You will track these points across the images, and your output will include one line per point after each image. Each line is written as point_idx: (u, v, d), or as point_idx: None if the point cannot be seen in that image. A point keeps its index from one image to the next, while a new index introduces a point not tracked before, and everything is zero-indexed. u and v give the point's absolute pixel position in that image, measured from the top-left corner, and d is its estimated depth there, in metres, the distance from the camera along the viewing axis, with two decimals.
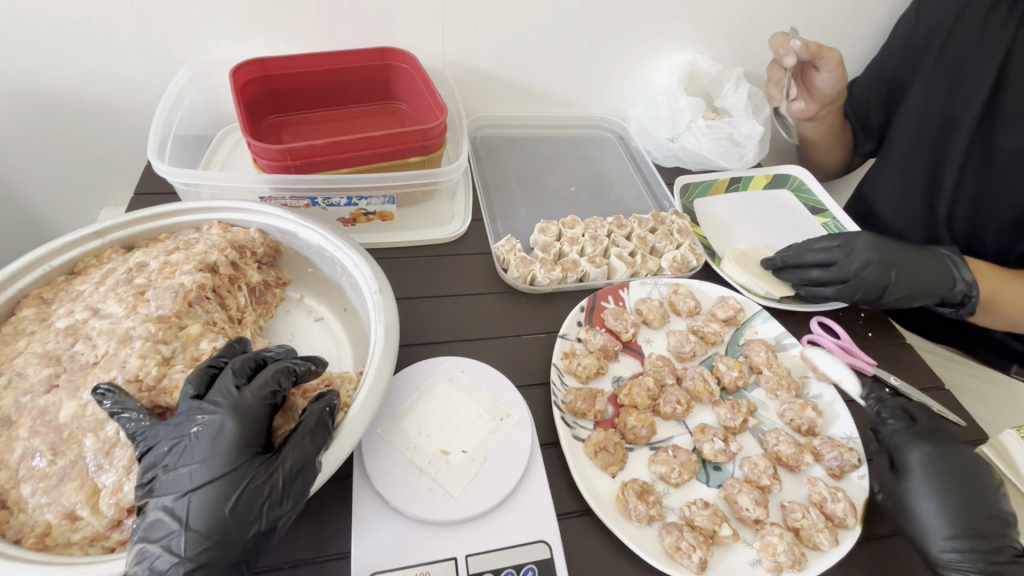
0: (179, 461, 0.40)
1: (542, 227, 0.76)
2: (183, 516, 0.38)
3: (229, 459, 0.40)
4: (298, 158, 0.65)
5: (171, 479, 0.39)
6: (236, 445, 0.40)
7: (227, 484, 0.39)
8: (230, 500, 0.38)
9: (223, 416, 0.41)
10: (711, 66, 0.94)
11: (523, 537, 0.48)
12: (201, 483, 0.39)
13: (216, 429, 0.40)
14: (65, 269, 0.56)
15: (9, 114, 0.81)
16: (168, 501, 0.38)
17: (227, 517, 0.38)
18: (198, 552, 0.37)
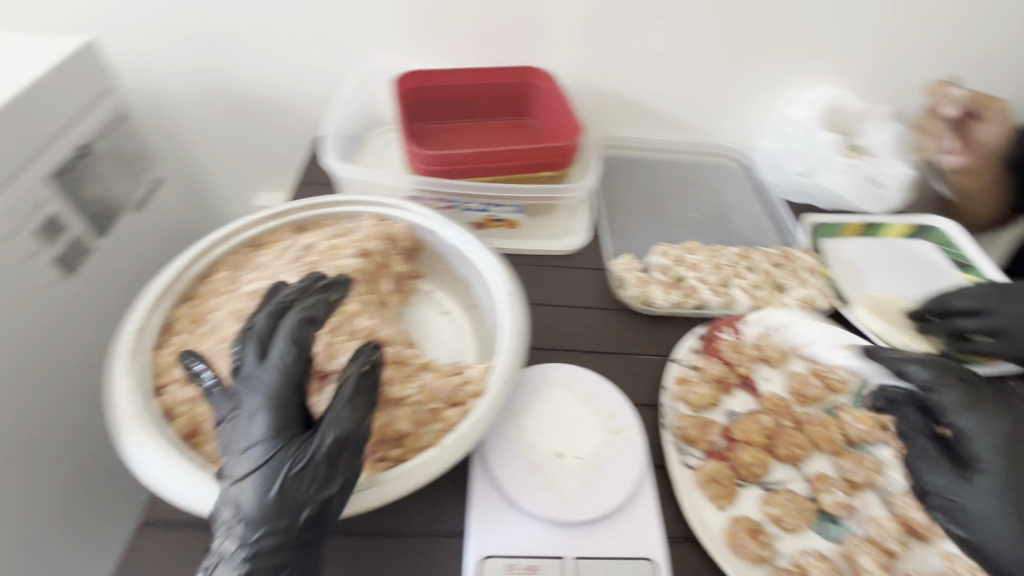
0: (233, 442, 0.42)
1: (663, 250, 0.77)
2: (245, 499, 0.40)
3: (274, 440, 0.41)
4: (448, 165, 0.71)
5: (231, 460, 0.42)
6: (276, 426, 0.42)
7: (273, 467, 0.41)
8: (278, 482, 0.40)
9: (263, 398, 0.42)
10: (855, 103, 0.90)
11: (629, 551, 0.49)
12: (255, 465, 0.41)
13: (259, 411, 0.42)
14: (251, 242, 0.65)
15: (208, 105, 0.96)
16: (228, 482, 0.41)
17: (280, 497, 0.40)
18: (265, 529, 0.40)
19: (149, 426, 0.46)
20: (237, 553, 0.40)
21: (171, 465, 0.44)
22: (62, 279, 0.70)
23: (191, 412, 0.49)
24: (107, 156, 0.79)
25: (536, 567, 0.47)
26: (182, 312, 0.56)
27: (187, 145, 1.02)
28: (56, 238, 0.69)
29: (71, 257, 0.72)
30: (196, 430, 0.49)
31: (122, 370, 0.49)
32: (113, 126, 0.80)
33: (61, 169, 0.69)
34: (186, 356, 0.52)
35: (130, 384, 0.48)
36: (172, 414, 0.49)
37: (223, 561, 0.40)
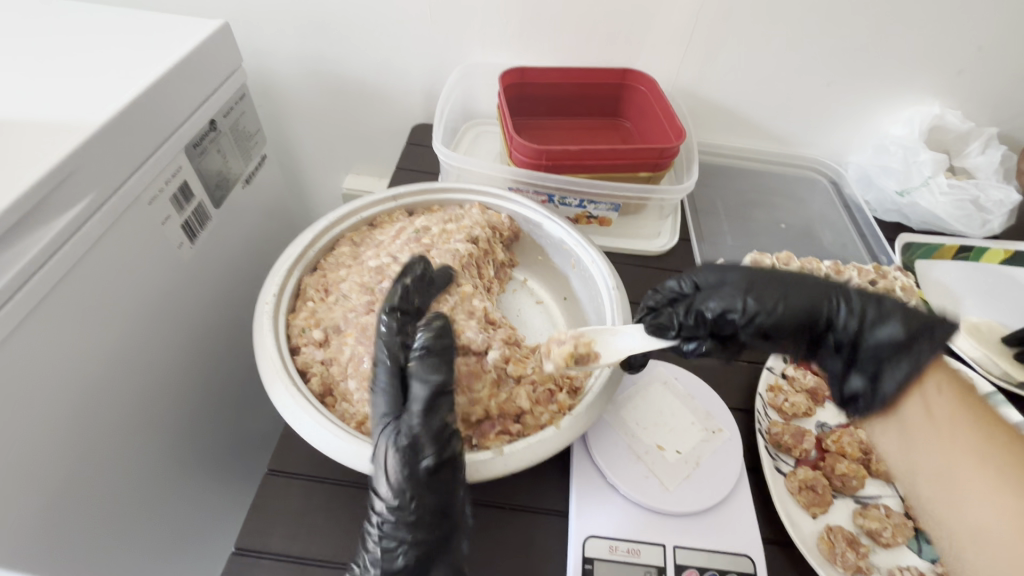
0: (395, 394, 0.47)
1: (756, 258, 0.77)
2: (404, 448, 0.45)
3: (433, 396, 0.46)
4: (551, 159, 0.73)
5: (394, 411, 0.47)
6: (435, 384, 0.47)
7: (432, 419, 0.46)
8: (435, 432, 0.45)
9: (422, 359, 0.47)
10: (962, 122, 0.87)
11: (727, 546, 0.50)
12: (415, 417, 0.45)
13: (419, 369, 0.47)
14: (367, 220, 0.69)
15: (313, 90, 1.00)
16: (388, 431, 0.46)
17: (436, 446, 0.45)
18: (422, 474, 0.45)
19: (292, 383, 0.50)
20: (401, 498, 0.44)
21: (314, 421, 0.47)
22: (187, 244, 0.76)
23: (324, 372, 0.52)
24: (227, 133, 0.85)
25: (638, 551, 0.49)
26: (311, 281, 0.60)
27: (290, 126, 1.08)
28: (186, 205, 0.75)
29: (195, 224, 0.78)
30: (328, 389, 0.52)
31: (265, 329, 0.53)
32: (236, 105, 0.85)
33: (194, 142, 0.75)
34: (318, 321, 0.56)
35: (273, 342, 0.52)
36: (307, 373, 0.52)
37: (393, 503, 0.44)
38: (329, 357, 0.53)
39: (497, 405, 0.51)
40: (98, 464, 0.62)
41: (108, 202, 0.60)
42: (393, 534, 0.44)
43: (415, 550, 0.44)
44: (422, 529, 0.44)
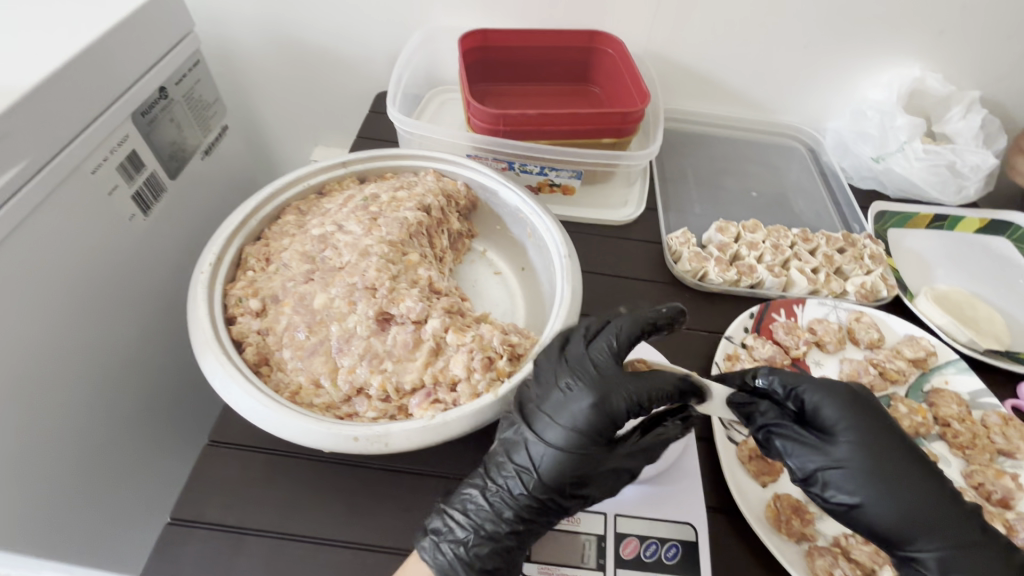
0: (540, 407, 0.46)
1: (721, 226, 0.75)
2: (522, 455, 0.45)
3: (582, 434, 0.44)
4: (508, 125, 0.71)
5: (529, 418, 0.46)
6: (578, 424, 0.44)
7: (564, 452, 0.44)
8: (563, 464, 0.44)
9: (589, 399, 0.45)
10: (943, 85, 0.84)
11: (669, 515, 0.50)
12: (547, 439, 0.45)
13: (573, 400, 0.45)
14: (316, 188, 0.67)
15: (273, 57, 0.97)
16: (516, 437, 0.46)
17: (560, 478, 0.44)
18: (533, 492, 0.45)
19: (223, 352, 0.48)
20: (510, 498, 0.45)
21: (242, 389, 0.46)
22: (141, 215, 0.73)
23: (260, 342, 0.51)
24: (181, 102, 0.81)
25: (578, 520, 0.49)
26: (252, 251, 0.58)
27: (252, 95, 1.04)
28: (136, 175, 0.72)
29: (149, 195, 0.74)
30: (264, 359, 0.51)
31: (199, 299, 0.52)
32: (189, 72, 0.82)
33: (143, 109, 0.71)
34: (256, 290, 0.54)
35: (207, 311, 0.51)
36: (243, 343, 0.51)
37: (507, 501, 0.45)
38: (265, 327, 0.52)
39: (432, 374, 0.49)
40: (55, 441, 0.60)
41: (45, 168, 0.57)
42: (474, 529, 0.45)
43: (493, 555, 0.45)
44: (507, 538, 0.45)
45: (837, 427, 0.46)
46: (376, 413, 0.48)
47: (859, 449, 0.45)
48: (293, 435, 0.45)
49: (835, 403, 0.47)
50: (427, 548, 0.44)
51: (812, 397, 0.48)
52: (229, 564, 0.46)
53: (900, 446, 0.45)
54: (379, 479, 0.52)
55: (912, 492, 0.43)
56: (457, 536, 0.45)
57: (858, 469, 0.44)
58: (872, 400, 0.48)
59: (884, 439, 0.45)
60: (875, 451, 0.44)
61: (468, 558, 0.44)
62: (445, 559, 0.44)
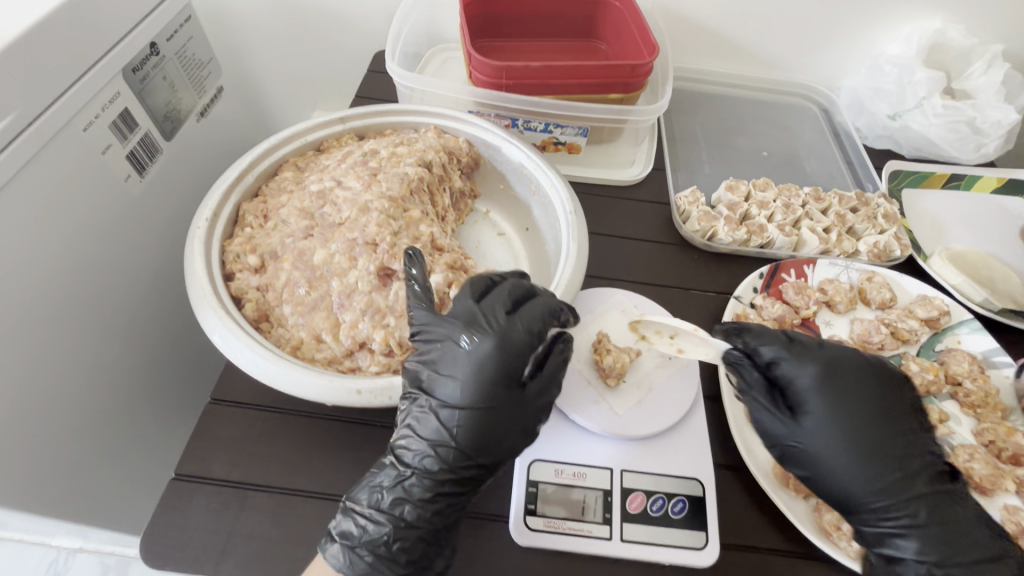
0: (439, 373, 0.44)
1: (731, 185, 0.73)
2: (434, 430, 0.43)
3: (480, 393, 0.43)
4: (512, 78, 0.68)
5: (434, 387, 0.43)
6: (480, 378, 0.43)
7: (475, 413, 0.42)
8: (478, 425, 0.42)
9: (489, 342, 0.43)
10: (966, 38, 0.80)
11: (676, 471, 0.49)
12: (455, 401, 0.43)
13: (468, 349, 0.43)
14: (314, 145, 0.65)
15: (267, 14, 0.93)
16: (423, 410, 0.44)
17: (476, 439, 0.42)
18: (453, 464, 0.43)
19: (221, 306, 0.48)
20: (410, 474, 0.43)
21: (242, 343, 0.46)
22: (136, 176, 0.71)
23: (259, 299, 0.51)
24: (174, 60, 0.78)
25: (584, 475, 0.49)
26: (250, 207, 0.56)
27: (247, 55, 1.01)
28: (130, 135, 0.69)
29: (143, 156, 0.73)
30: (264, 315, 0.50)
31: (196, 254, 0.50)
32: (181, 28, 0.78)
33: (134, 65, 0.68)
34: (255, 246, 0.53)
35: (204, 266, 0.50)
36: (242, 300, 0.51)
37: (417, 475, 0.43)
38: (264, 283, 0.51)
39: None
40: (50, 402, 0.60)
41: (34, 123, 0.55)
42: (391, 523, 0.42)
43: (419, 545, 0.42)
44: (427, 525, 0.43)
45: (806, 402, 0.46)
46: (379, 367, 0.48)
47: (824, 428, 0.45)
48: (295, 388, 0.44)
49: (810, 379, 0.46)
50: (339, 556, 0.41)
51: (789, 372, 0.47)
52: (234, 518, 0.46)
53: (870, 423, 0.45)
54: (383, 435, 0.51)
55: (865, 470, 0.43)
56: (372, 535, 0.42)
57: (818, 445, 0.45)
58: (851, 369, 0.47)
59: (852, 413, 0.45)
60: (840, 429, 0.44)
61: (390, 554, 0.42)
62: (364, 562, 0.42)
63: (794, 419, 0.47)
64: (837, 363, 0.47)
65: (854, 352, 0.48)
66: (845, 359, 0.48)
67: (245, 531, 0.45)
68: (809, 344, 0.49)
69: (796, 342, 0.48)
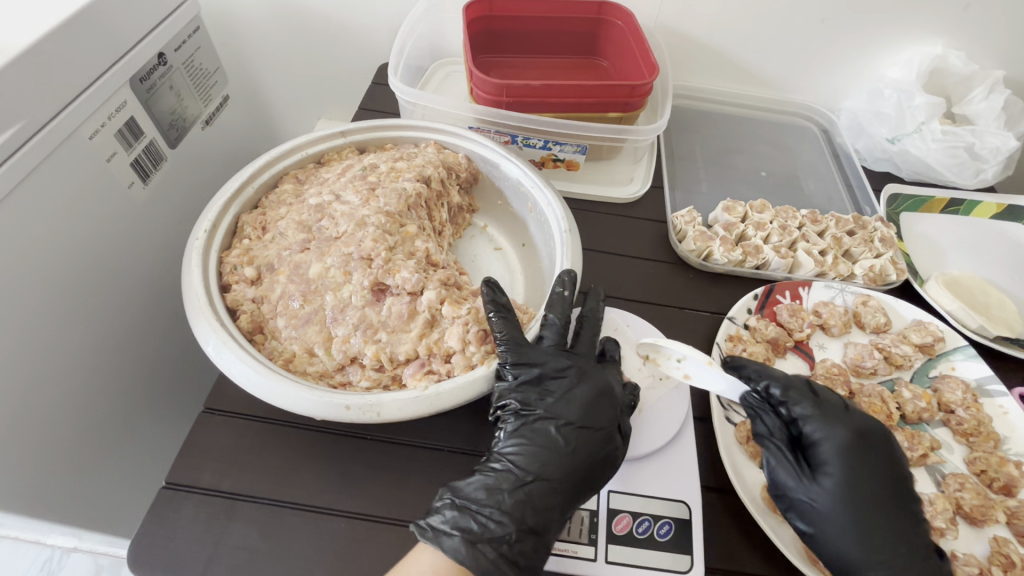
0: (557, 397, 0.49)
1: (728, 206, 0.73)
2: (541, 449, 0.47)
3: (596, 416, 0.49)
4: (512, 95, 0.69)
5: (540, 412, 0.48)
6: (592, 404, 0.49)
7: (587, 432, 0.48)
8: (588, 446, 0.47)
9: (599, 376, 0.51)
10: (966, 64, 0.81)
11: (663, 493, 0.49)
12: (565, 423, 0.48)
13: (579, 382, 0.50)
14: (315, 158, 0.66)
15: (275, 26, 0.95)
16: (534, 430, 0.48)
17: (580, 463, 0.46)
18: (557, 483, 0.46)
19: (216, 318, 0.48)
20: (520, 483, 0.45)
21: (235, 355, 0.46)
22: (139, 183, 0.72)
23: (254, 310, 0.51)
24: (181, 69, 0.79)
25: None
26: (249, 219, 0.57)
27: (255, 65, 1.03)
28: (134, 142, 0.70)
29: (147, 163, 0.73)
30: (258, 327, 0.51)
31: (193, 265, 0.51)
32: (189, 39, 0.79)
33: (141, 75, 0.70)
34: (252, 259, 0.54)
35: (200, 277, 0.50)
36: (237, 311, 0.51)
37: (528, 488, 0.45)
38: (260, 295, 0.52)
39: (427, 345, 0.49)
40: (48, 406, 0.60)
41: (40, 131, 0.56)
42: (510, 524, 0.43)
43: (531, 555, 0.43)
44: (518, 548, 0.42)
45: (824, 462, 0.49)
46: (370, 382, 0.48)
47: (839, 486, 0.47)
48: (286, 402, 0.44)
49: (835, 442, 0.49)
50: (462, 549, 0.41)
51: (816, 434, 0.50)
52: (222, 529, 0.46)
53: (882, 482, 0.48)
54: (372, 449, 0.52)
55: (868, 532, 0.46)
56: (461, 551, 0.41)
57: (835, 505, 0.47)
58: (875, 443, 0.49)
59: (866, 489, 0.47)
60: (852, 488, 0.47)
61: (511, 556, 0.42)
62: (485, 558, 0.41)
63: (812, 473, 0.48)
64: (862, 433, 0.49)
65: (879, 427, 0.50)
66: (870, 430, 0.50)
67: (232, 542, 0.46)
68: (839, 409, 0.51)
69: (821, 403, 0.51)
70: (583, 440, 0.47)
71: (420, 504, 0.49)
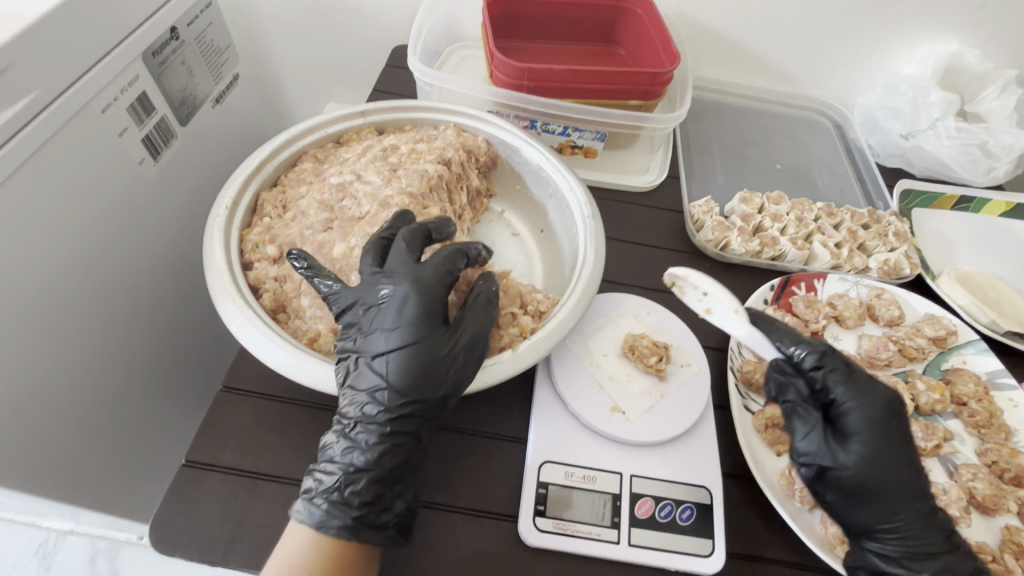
0: (364, 328, 0.44)
1: (744, 197, 0.73)
2: (370, 379, 0.43)
3: (414, 331, 0.43)
4: (533, 80, 0.68)
5: (366, 341, 0.44)
6: (410, 318, 0.43)
7: (408, 349, 0.43)
8: (410, 363, 0.43)
9: (404, 284, 0.44)
10: (981, 61, 0.81)
11: (686, 478, 0.50)
12: (386, 346, 0.43)
13: (401, 299, 0.44)
14: (333, 138, 0.65)
15: (286, 5, 0.93)
16: (358, 363, 0.44)
17: (411, 378, 0.42)
18: (395, 408, 0.42)
19: (240, 295, 0.48)
20: (350, 422, 0.43)
21: (260, 333, 0.46)
22: (149, 160, 0.71)
23: (276, 289, 0.51)
24: (193, 45, 0.77)
25: (594, 478, 0.49)
26: (268, 197, 0.56)
27: (263, 46, 1.01)
28: (146, 119, 0.69)
29: (157, 140, 0.72)
30: (281, 306, 0.50)
31: (215, 242, 0.50)
32: (201, 15, 0.78)
33: (153, 49, 0.68)
34: (273, 237, 0.53)
35: (223, 253, 0.50)
36: (260, 290, 0.51)
37: (360, 424, 0.43)
38: (283, 273, 0.51)
39: None
40: (59, 384, 0.59)
41: (54, 101, 0.55)
42: (342, 470, 0.42)
43: (370, 487, 0.42)
44: (379, 467, 0.42)
45: (856, 432, 0.46)
46: None
47: (867, 456, 0.45)
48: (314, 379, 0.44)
49: (863, 415, 0.46)
50: (300, 509, 0.41)
51: (846, 403, 0.47)
52: (243, 507, 0.46)
53: (902, 450, 0.46)
54: None
55: (891, 499, 0.45)
56: (327, 482, 0.42)
57: (859, 477, 0.45)
58: (894, 413, 0.47)
59: (892, 456, 0.45)
60: (880, 458, 0.45)
61: (346, 499, 0.41)
62: (322, 509, 0.41)
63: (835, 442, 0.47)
64: (886, 403, 0.47)
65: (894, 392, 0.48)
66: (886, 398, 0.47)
67: (255, 521, 0.45)
68: (865, 377, 0.48)
69: (853, 375, 0.48)
70: (405, 363, 0.42)
71: (441, 485, 0.49)
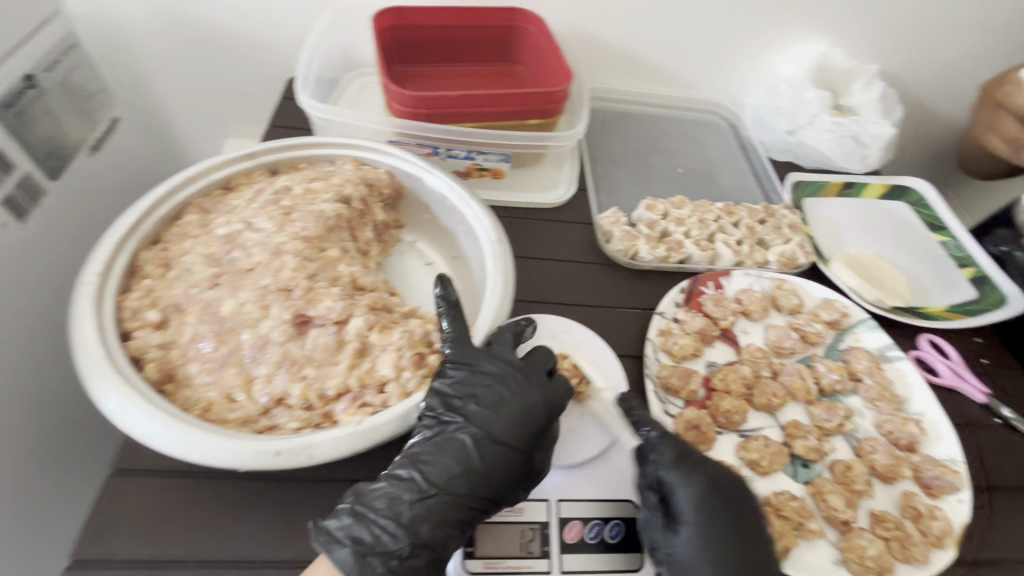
0: (481, 407, 0.47)
1: (649, 204, 0.76)
2: (464, 454, 0.45)
3: (521, 434, 0.46)
4: (429, 107, 0.67)
5: (474, 420, 0.46)
6: (522, 418, 0.46)
7: (510, 447, 0.46)
8: (508, 458, 0.45)
9: (533, 391, 0.47)
10: (846, 60, 0.89)
11: (611, 495, 0.50)
12: (494, 435, 0.46)
13: (505, 395, 0.47)
14: (221, 183, 0.61)
15: (166, 41, 0.88)
16: (455, 435, 0.45)
17: (505, 474, 0.45)
18: (473, 492, 0.44)
19: (116, 371, 0.43)
20: (420, 493, 0.43)
21: (141, 411, 0.42)
22: (12, 223, 0.64)
23: (162, 357, 0.47)
24: (56, 91, 0.71)
25: (521, 510, 0.49)
26: (149, 256, 0.52)
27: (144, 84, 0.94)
28: (4, 176, 0.62)
29: (22, 199, 0.65)
30: (169, 375, 0.46)
31: (83, 314, 0.46)
32: (61, 58, 0.71)
33: (5, 101, 0.62)
34: (155, 300, 0.49)
35: (93, 326, 0.45)
36: (142, 361, 0.47)
37: (418, 497, 0.43)
38: (168, 339, 0.48)
39: (359, 376, 0.47)
40: None
41: None
42: (407, 537, 0.42)
43: (425, 563, 0.42)
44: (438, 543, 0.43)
45: (685, 510, 0.47)
46: (298, 423, 0.45)
47: (697, 541, 0.46)
48: (206, 456, 0.41)
49: (692, 494, 0.47)
50: (348, 563, 0.40)
51: (674, 478, 0.47)
52: None
53: (725, 524, 0.47)
54: (309, 490, 0.49)
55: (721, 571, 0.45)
56: (385, 545, 0.41)
57: (689, 560, 0.45)
58: (721, 492, 0.48)
59: (720, 535, 0.46)
60: (707, 544, 0.46)
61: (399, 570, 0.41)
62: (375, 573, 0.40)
63: (671, 529, 0.47)
64: (713, 485, 0.48)
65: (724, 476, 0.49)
66: (715, 481, 0.49)
67: None
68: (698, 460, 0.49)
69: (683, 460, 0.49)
70: (499, 464, 0.45)
71: None
